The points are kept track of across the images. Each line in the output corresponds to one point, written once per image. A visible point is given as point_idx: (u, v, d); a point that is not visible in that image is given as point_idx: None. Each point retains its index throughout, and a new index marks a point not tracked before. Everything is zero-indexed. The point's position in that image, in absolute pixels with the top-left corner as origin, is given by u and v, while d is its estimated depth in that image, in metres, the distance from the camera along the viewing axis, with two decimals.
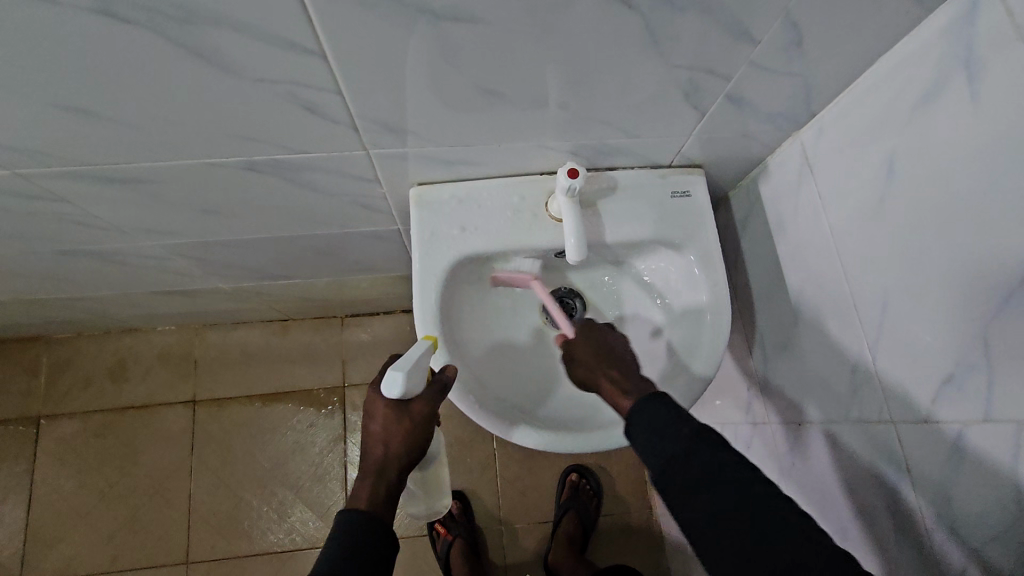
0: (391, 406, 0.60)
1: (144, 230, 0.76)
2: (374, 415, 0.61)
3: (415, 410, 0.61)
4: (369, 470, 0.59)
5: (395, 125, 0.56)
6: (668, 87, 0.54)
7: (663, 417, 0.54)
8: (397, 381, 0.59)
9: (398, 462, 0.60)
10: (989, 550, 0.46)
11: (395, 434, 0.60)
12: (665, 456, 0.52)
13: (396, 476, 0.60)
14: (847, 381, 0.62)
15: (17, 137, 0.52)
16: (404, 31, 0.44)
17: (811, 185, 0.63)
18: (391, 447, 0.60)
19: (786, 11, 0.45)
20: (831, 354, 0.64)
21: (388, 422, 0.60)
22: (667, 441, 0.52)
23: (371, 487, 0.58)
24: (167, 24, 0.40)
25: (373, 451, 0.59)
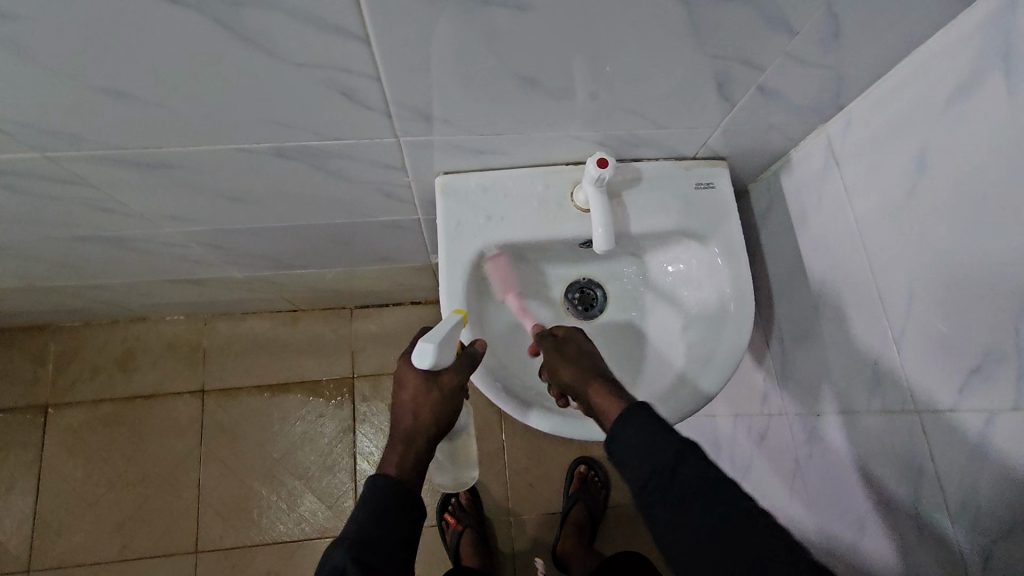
0: (421, 377, 0.60)
1: (165, 217, 0.76)
2: (404, 385, 0.61)
3: (444, 381, 0.61)
4: (399, 437, 0.62)
5: (428, 112, 0.56)
6: (702, 78, 0.55)
7: (650, 426, 0.54)
8: (428, 353, 0.58)
9: (426, 432, 0.62)
10: (1014, 538, 0.47)
11: (424, 406, 0.61)
12: (653, 466, 0.53)
13: (423, 445, 0.62)
14: (868, 371, 0.63)
15: (52, 120, 0.51)
16: (451, 16, 0.44)
17: (835, 177, 0.64)
18: (419, 418, 0.61)
19: (826, 3, 0.46)
20: (853, 346, 0.65)
21: (417, 394, 0.61)
22: (657, 451, 0.53)
23: (400, 455, 0.61)
24: (216, 6, 0.40)
25: (402, 421, 0.61)
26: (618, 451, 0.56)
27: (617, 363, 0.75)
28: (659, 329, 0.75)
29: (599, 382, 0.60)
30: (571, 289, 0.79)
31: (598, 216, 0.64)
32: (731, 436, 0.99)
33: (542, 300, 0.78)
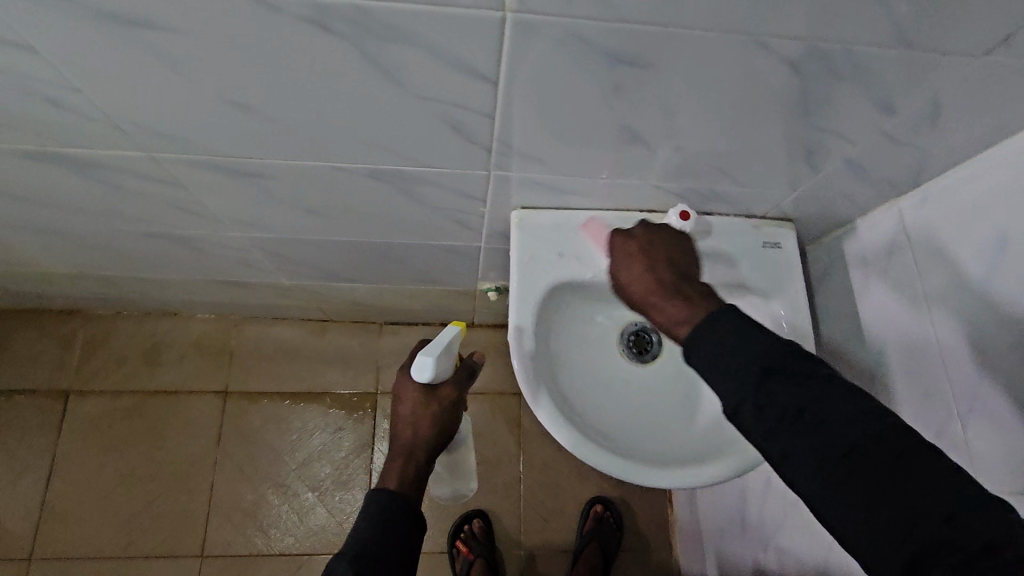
0: (420, 390, 0.66)
1: (239, 222, 0.77)
2: (404, 398, 0.66)
3: (441, 395, 0.67)
4: (399, 451, 0.65)
5: (529, 150, 0.58)
6: (794, 145, 0.57)
7: (733, 346, 0.49)
8: (427, 365, 0.64)
9: (425, 444, 0.66)
10: None
11: (424, 418, 0.65)
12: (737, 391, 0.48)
13: (422, 458, 0.66)
14: (943, 390, 0.61)
15: (172, 125, 0.53)
16: (580, 68, 0.46)
17: (904, 251, 0.66)
18: (418, 431, 0.66)
19: (933, 90, 0.48)
20: (928, 371, 0.63)
21: (417, 406, 0.65)
22: (735, 373, 0.48)
23: (400, 468, 0.64)
24: (368, 39, 0.42)
25: (402, 433, 0.66)
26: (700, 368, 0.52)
27: (677, 411, 0.74)
28: None
29: (667, 293, 0.59)
30: (627, 330, 0.78)
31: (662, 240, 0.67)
32: (763, 490, 0.98)
33: (603, 339, 0.77)
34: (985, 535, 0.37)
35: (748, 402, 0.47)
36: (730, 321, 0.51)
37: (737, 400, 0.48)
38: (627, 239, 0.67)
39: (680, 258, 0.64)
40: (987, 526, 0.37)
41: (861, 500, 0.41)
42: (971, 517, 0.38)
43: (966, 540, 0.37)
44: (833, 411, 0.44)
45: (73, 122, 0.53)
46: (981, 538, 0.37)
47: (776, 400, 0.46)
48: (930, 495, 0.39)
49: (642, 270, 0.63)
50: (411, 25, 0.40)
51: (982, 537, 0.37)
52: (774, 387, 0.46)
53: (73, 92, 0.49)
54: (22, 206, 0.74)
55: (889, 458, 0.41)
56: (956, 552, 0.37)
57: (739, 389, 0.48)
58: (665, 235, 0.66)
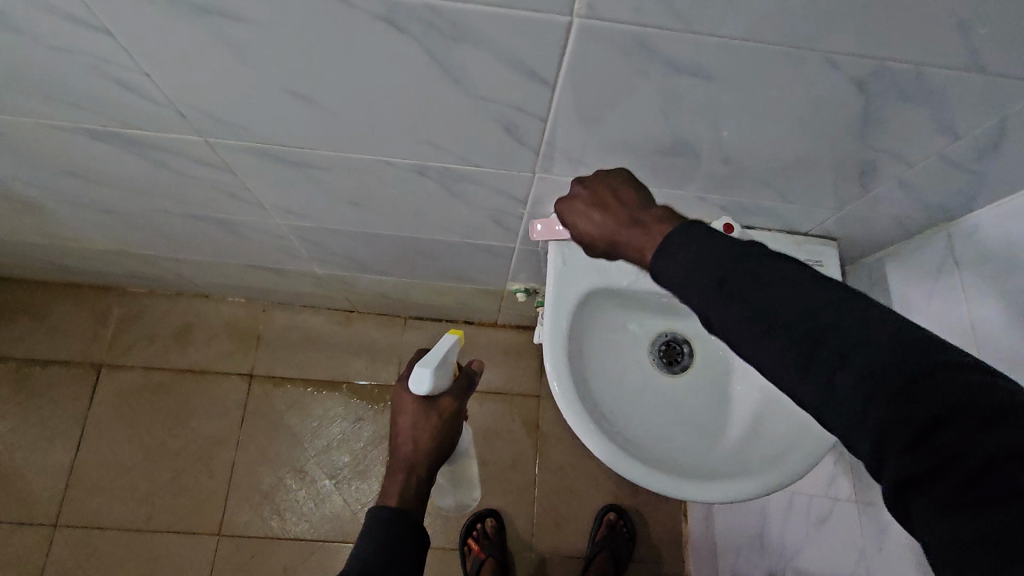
0: (420, 402, 0.66)
1: (282, 210, 0.78)
2: (402, 411, 0.66)
3: (440, 407, 0.68)
4: (399, 467, 0.65)
5: (576, 154, 0.58)
6: (847, 163, 0.56)
7: (700, 247, 0.41)
8: (425, 377, 0.64)
9: (425, 458, 0.66)
10: None
11: (424, 431, 0.65)
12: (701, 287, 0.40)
13: (424, 472, 0.65)
14: None
15: (230, 111, 0.54)
16: (639, 75, 0.46)
17: (953, 278, 0.64)
18: (419, 444, 0.65)
19: (999, 116, 0.47)
20: None
21: (416, 419, 0.66)
22: (699, 272, 0.40)
23: (401, 484, 0.64)
24: (433, 38, 0.43)
25: (403, 447, 0.65)
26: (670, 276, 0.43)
27: (705, 424, 0.73)
28: (745, 393, 0.74)
29: (627, 225, 0.50)
30: (658, 341, 0.78)
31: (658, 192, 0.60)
32: (784, 511, 0.97)
33: (635, 348, 0.77)
34: (962, 391, 0.31)
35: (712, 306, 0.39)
36: (683, 246, 0.42)
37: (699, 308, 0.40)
38: (574, 196, 0.57)
39: (637, 190, 0.53)
40: (966, 381, 0.31)
41: (825, 374, 0.34)
42: (950, 375, 0.31)
43: (939, 400, 0.31)
44: (789, 293, 0.36)
45: (137, 104, 0.55)
46: (955, 397, 0.30)
47: (731, 295, 0.38)
48: (899, 358, 0.32)
49: (601, 214, 0.53)
50: (478, 25, 0.41)
51: (959, 394, 0.30)
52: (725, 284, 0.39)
53: (141, 75, 0.50)
54: (77, 183, 0.77)
55: (854, 330, 0.34)
56: (928, 416, 0.31)
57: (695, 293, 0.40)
58: (610, 176, 0.56)
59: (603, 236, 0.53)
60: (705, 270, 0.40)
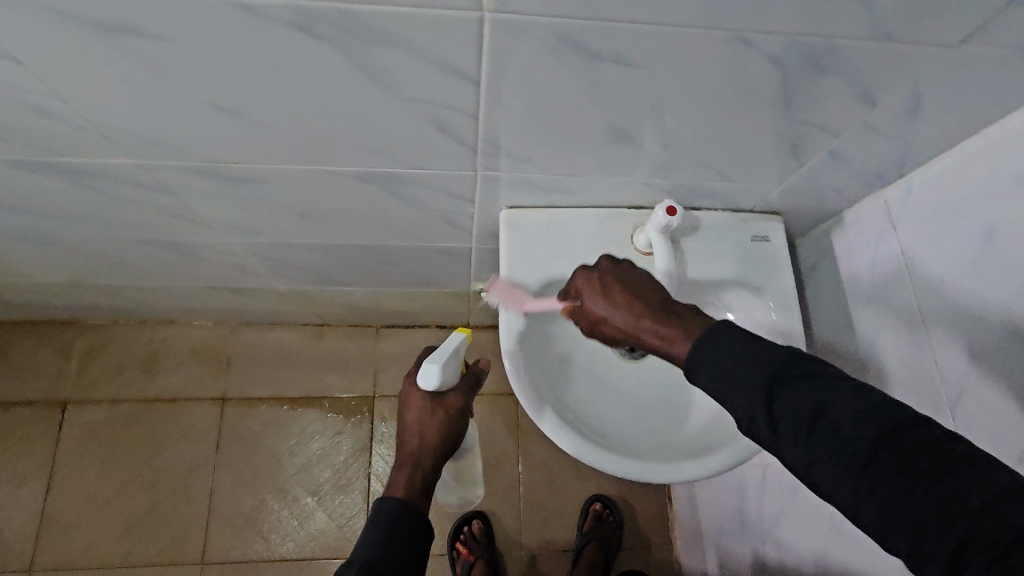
0: (427, 398, 0.63)
1: (231, 227, 0.77)
2: (410, 408, 0.63)
3: (448, 403, 0.64)
4: (405, 460, 0.63)
5: (513, 149, 0.58)
6: (778, 138, 0.57)
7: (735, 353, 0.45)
8: (433, 374, 0.62)
9: (432, 453, 0.64)
10: None
11: (431, 427, 0.63)
12: (751, 390, 0.43)
13: (429, 467, 0.64)
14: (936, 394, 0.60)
15: (159, 131, 0.54)
16: (561, 65, 0.46)
17: (893, 242, 0.65)
18: (426, 440, 0.63)
19: (913, 81, 0.49)
20: (912, 373, 0.63)
21: (423, 416, 0.63)
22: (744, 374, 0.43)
23: (407, 476, 0.63)
24: (352, 43, 0.42)
25: (409, 443, 0.63)
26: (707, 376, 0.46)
27: (668, 406, 0.74)
28: None
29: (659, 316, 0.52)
30: None
31: (605, 159, 0.61)
32: (761, 485, 0.98)
33: (595, 337, 0.77)
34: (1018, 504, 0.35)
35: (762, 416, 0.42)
36: (726, 342, 0.46)
37: (747, 414, 0.43)
38: (597, 269, 0.59)
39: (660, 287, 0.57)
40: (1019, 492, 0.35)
41: (887, 491, 0.37)
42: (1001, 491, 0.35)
43: (1000, 514, 0.34)
44: (836, 402, 0.41)
45: (63, 132, 0.54)
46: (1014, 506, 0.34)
47: (785, 404, 0.42)
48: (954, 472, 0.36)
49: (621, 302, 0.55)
50: (393, 26, 0.41)
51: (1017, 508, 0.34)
52: (775, 391, 0.42)
53: (59, 101, 0.49)
54: (14, 216, 0.75)
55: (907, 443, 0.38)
56: (994, 532, 0.34)
57: (748, 397, 0.43)
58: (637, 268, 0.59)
59: (619, 321, 0.55)
60: (756, 372, 0.43)
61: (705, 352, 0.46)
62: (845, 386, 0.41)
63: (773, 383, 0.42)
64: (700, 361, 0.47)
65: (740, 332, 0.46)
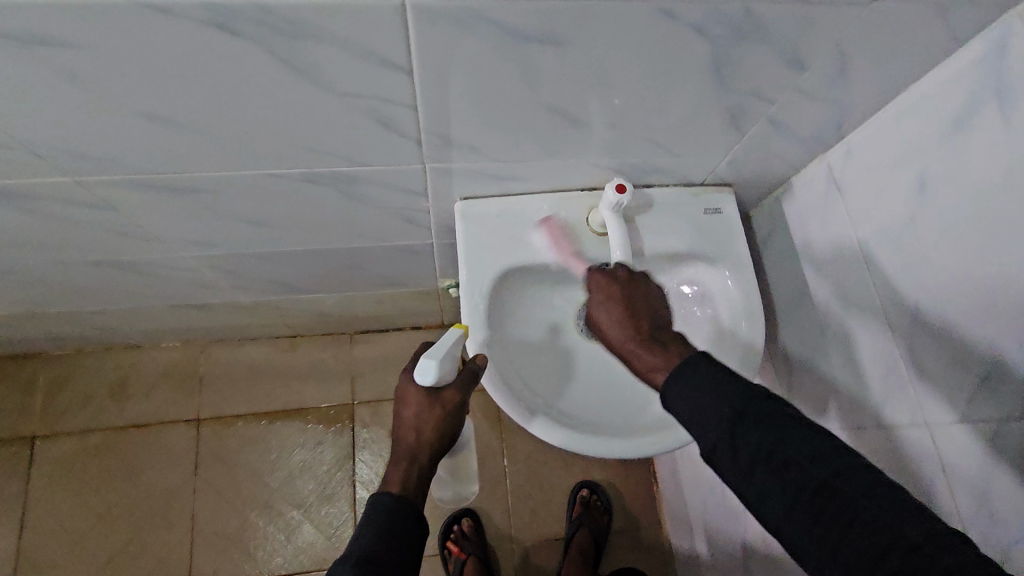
0: (423, 394, 0.62)
1: (183, 241, 0.76)
2: (406, 402, 0.62)
3: (446, 399, 0.62)
4: (401, 456, 0.61)
5: (458, 139, 0.58)
6: (716, 109, 0.58)
7: (707, 388, 0.51)
8: (430, 369, 0.60)
9: (429, 448, 0.62)
10: (1015, 551, 0.49)
11: (428, 422, 0.61)
12: (719, 422, 0.49)
13: (426, 463, 0.62)
14: (891, 349, 0.60)
15: (93, 144, 0.53)
16: (492, 50, 0.46)
17: (839, 203, 0.67)
18: (423, 435, 0.61)
19: (836, 42, 0.50)
20: (865, 331, 0.64)
21: (420, 410, 0.61)
22: (710, 406, 0.50)
23: (403, 472, 0.60)
24: (275, 38, 0.42)
25: (405, 438, 0.61)
26: (675, 405, 0.53)
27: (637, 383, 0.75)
28: None
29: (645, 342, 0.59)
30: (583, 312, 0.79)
31: (551, 142, 0.61)
32: None
33: (560, 323, 0.78)
34: (933, 538, 0.39)
35: (722, 444, 0.48)
36: (702, 375, 0.52)
37: (712, 444, 0.49)
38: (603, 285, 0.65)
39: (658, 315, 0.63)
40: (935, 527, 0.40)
41: (834, 530, 0.42)
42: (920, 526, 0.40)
43: (922, 546, 0.39)
44: (786, 438, 0.46)
45: None
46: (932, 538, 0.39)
47: (748, 440, 0.48)
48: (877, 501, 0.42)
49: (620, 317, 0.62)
50: (314, 19, 0.40)
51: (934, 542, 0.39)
52: (739, 423, 0.48)
53: None
54: None
55: (845, 477, 0.44)
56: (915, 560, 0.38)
57: (715, 428, 0.49)
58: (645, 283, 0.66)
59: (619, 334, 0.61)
60: (722, 412, 0.49)
61: (679, 382, 0.53)
62: (795, 425, 0.47)
63: (736, 416, 0.49)
64: (676, 389, 0.53)
65: (717, 367, 0.52)
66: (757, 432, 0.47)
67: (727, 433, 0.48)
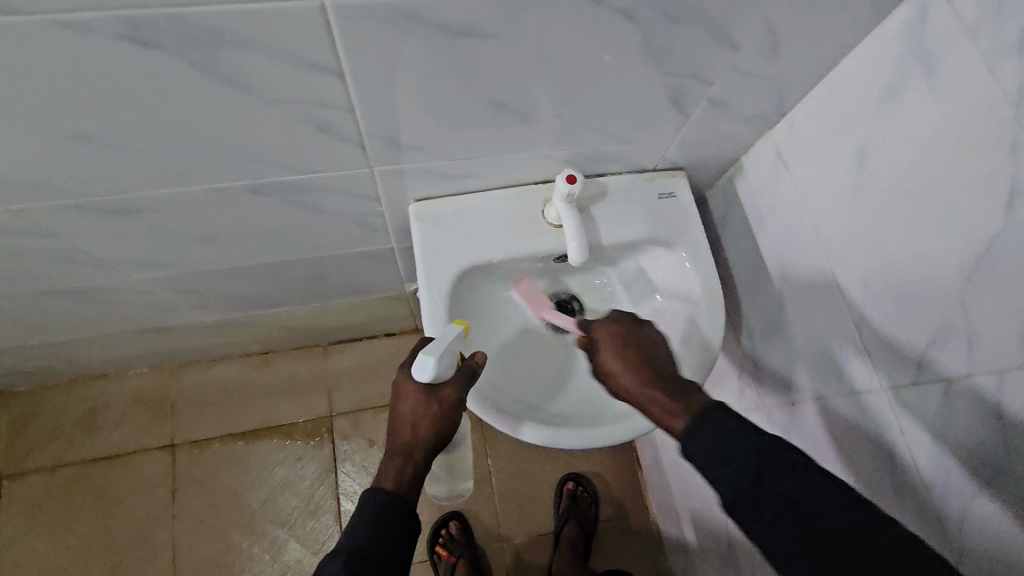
0: (422, 390, 0.60)
1: (134, 263, 0.74)
2: (403, 398, 0.61)
3: (444, 396, 0.61)
4: (396, 451, 0.60)
5: (403, 140, 0.58)
6: (658, 94, 0.59)
7: (724, 433, 0.49)
8: (428, 365, 0.58)
9: (424, 445, 0.61)
10: (972, 507, 0.50)
11: (425, 419, 0.60)
12: (742, 473, 0.47)
13: (421, 460, 0.61)
14: (847, 320, 0.61)
15: (20, 170, 0.51)
16: (423, 47, 0.46)
17: (786, 179, 0.68)
18: (418, 431, 0.60)
19: (764, 19, 0.50)
20: (820, 304, 0.65)
21: (416, 407, 0.60)
22: (732, 455, 0.48)
23: (397, 467, 0.60)
24: (195, 48, 0.41)
25: (400, 433, 0.60)
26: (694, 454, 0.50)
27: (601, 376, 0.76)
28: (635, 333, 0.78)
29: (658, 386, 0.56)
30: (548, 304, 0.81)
31: (497, 137, 0.61)
32: None
33: (525, 315, 0.80)
34: None
35: (746, 497, 0.47)
36: (722, 424, 0.50)
37: (735, 494, 0.47)
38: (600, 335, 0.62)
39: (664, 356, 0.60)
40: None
41: None
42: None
43: None
44: (809, 490, 0.45)
45: None
46: None
47: (772, 492, 0.46)
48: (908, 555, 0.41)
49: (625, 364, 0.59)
50: (232, 26, 0.40)
51: None
52: (764, 475, 0.46)
53: None
54: None
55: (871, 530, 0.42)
56: None
57: (739, 480, 0.47)
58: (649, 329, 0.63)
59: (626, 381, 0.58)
60: (743, 463, 0.47)
61: (700, 429, 0.50)
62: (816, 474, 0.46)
63: (760, 467, 0.47)
64: (694, 436, 0.50)
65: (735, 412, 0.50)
66: (780, 484, 0.46)
67: (752, 484, 0.47)
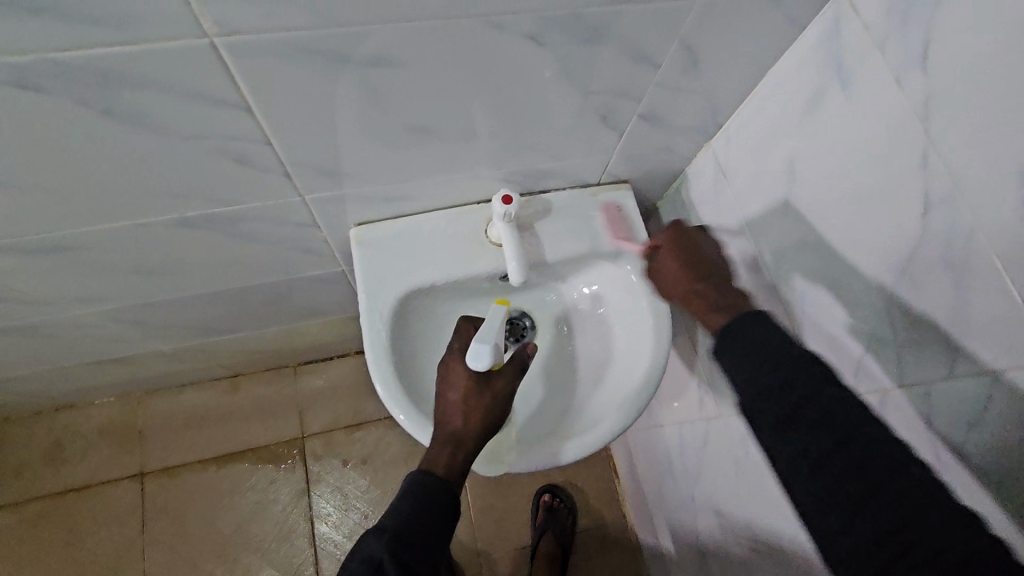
0: (474, 378, 0.60)
1: (74, 299, 0.73)
2: (453, 386, 0.60)
3: (496, 386, 0.61)
4: (444, 440, 0.58)
5: (331, 168, 0.57)
6: (588, 111, 0.58)
7: (799, 366, 0.43)
8: (484, 352, 0.59)
9: (474, 435, 0.59)
10: None
11: (476, 407, 0.59)
12: (807, 413, 0.42)
13: (473, 448, 0.58)
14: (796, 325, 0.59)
15: None
16: (331, 78, 0.45)
17: (726, 189, 0.68)
18: (469, 421, 0.59)
19: (681, 36, 0.50)
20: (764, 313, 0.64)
21: (467, 395, 0.59)
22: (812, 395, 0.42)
23: (446, 456, 0.56)
24: (87, 91, 0.40)
25: (452, 421, 0.58)
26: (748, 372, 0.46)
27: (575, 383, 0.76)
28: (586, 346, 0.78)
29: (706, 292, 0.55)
30: None
31: (429, 160, 0.60)
32: (679, 444, 0.99)
33: None
34: None
35: (806, 440, 0.41)
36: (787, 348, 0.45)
37: (789, 424, 0.42)
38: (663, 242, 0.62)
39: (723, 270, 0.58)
40: None
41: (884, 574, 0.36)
42: None
43: None
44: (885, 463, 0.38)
45: None
46: None
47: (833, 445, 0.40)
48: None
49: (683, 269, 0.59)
50: (123, 67, 0.39)
51: None
52: (837, 428, 0.41)
53: None
54: None
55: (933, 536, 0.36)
56: None
57: (805, 419, 0.42)
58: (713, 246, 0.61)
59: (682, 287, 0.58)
60: (817, 406, 0.42)
61: (755, 342, 0.46)
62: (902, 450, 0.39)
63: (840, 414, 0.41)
64: (746, 352, 0.46)
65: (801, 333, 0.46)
66: (854, 443, 0.39)
67: (820, 430, 0.41)
